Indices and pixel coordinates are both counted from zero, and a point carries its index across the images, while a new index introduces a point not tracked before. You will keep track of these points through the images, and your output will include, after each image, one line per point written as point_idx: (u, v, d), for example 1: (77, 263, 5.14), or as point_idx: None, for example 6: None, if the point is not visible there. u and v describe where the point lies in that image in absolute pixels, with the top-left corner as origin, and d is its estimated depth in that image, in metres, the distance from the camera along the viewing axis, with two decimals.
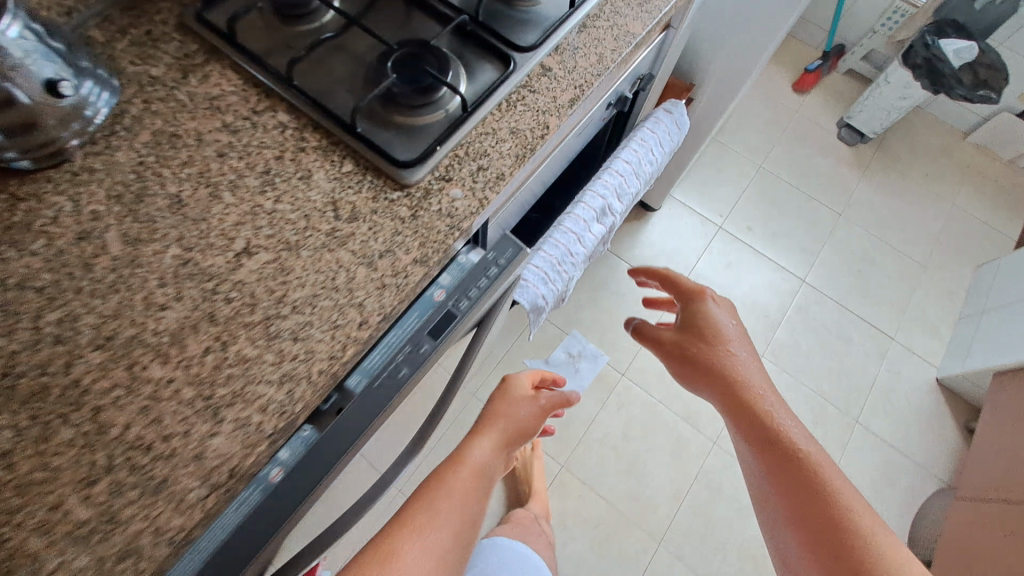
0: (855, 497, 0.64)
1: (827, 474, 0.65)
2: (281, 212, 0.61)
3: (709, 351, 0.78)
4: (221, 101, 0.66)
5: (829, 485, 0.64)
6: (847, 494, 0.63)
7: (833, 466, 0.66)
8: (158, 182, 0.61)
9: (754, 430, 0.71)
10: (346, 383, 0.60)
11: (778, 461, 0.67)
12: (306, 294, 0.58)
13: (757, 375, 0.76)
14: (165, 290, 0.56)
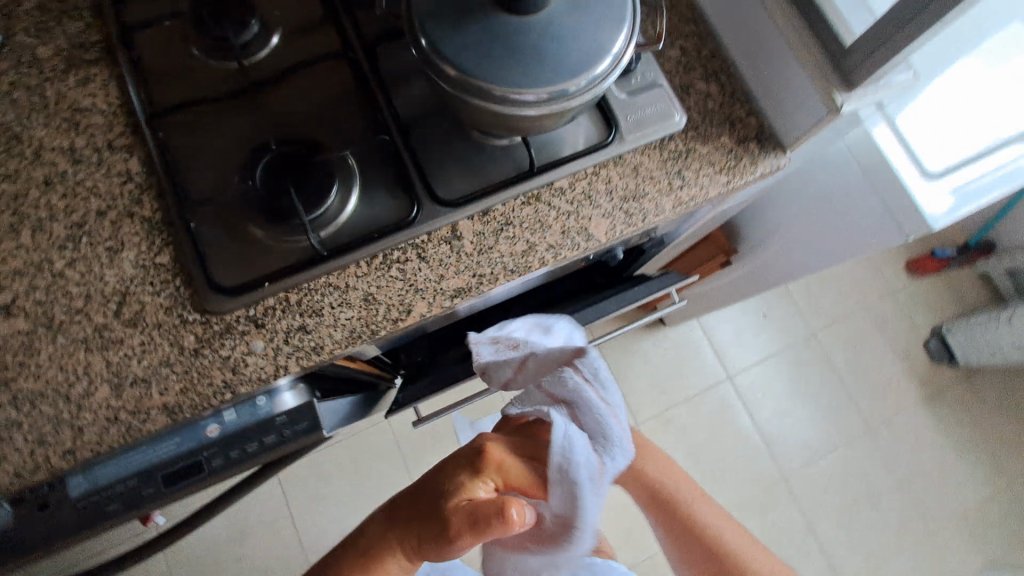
0: (760, 554, 0.57)
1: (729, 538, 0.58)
2: (65, 280, 0.52)
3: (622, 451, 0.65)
4: (83, 115, 0.56)
5: (727, 547, 0.57)
6: (752, 554, 0.57)
7: (735, 531, 0.59)
8: None
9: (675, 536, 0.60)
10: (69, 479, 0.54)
11: (676, 511, 0.61)
12: (35, 390, 0.50)
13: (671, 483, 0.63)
14: None
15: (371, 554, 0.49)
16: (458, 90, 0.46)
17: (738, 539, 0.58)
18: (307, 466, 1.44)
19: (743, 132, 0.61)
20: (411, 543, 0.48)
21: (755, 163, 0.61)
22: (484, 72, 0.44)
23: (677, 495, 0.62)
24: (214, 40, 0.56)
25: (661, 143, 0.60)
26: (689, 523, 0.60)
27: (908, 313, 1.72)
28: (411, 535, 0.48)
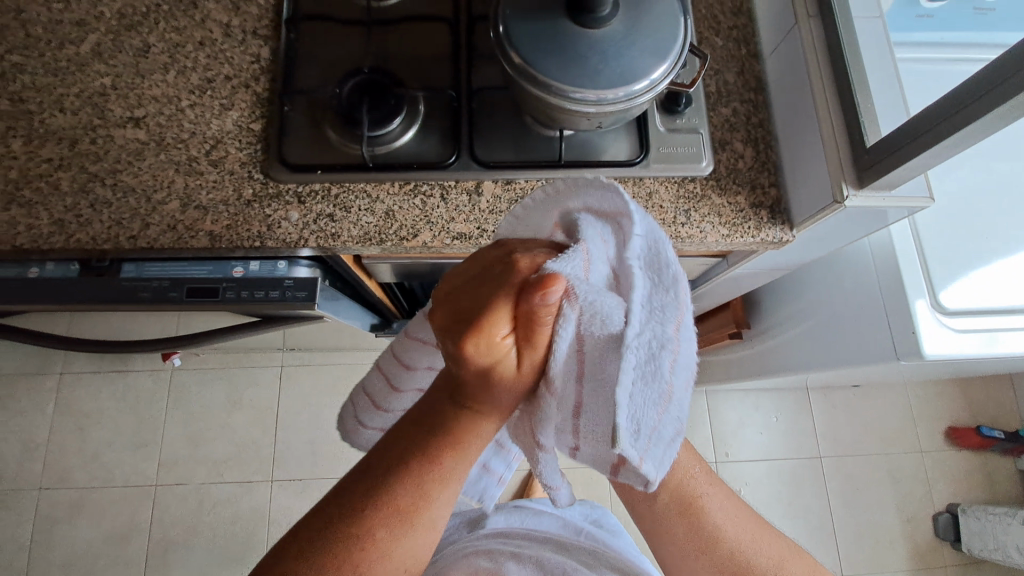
0: (747, 521, 0.52)
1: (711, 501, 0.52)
2: (183, 116, 0.67)
3: None
4: (246, 5, 0.72)
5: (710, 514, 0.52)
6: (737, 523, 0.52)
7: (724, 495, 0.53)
8: (149, 28, 0.71)
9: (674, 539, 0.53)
10: (123, 264, 0.68)
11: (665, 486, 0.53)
12: (129, 184, 0.64)
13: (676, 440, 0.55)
14: (74, 100, 0.68)
15: (444, 425, 0.39)
16: (518, 75, 0.55)
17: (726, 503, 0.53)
18: (308, 374, 1.59)
19: (760, 198, 0.66)
20: (472, 424, 0.39)
21: (760, 227, 0.65)
22: (543, 67, 0.53)
23: None
24: None
25: (681, 181, 0.66)
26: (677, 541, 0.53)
27: (929, 478, 1.60)
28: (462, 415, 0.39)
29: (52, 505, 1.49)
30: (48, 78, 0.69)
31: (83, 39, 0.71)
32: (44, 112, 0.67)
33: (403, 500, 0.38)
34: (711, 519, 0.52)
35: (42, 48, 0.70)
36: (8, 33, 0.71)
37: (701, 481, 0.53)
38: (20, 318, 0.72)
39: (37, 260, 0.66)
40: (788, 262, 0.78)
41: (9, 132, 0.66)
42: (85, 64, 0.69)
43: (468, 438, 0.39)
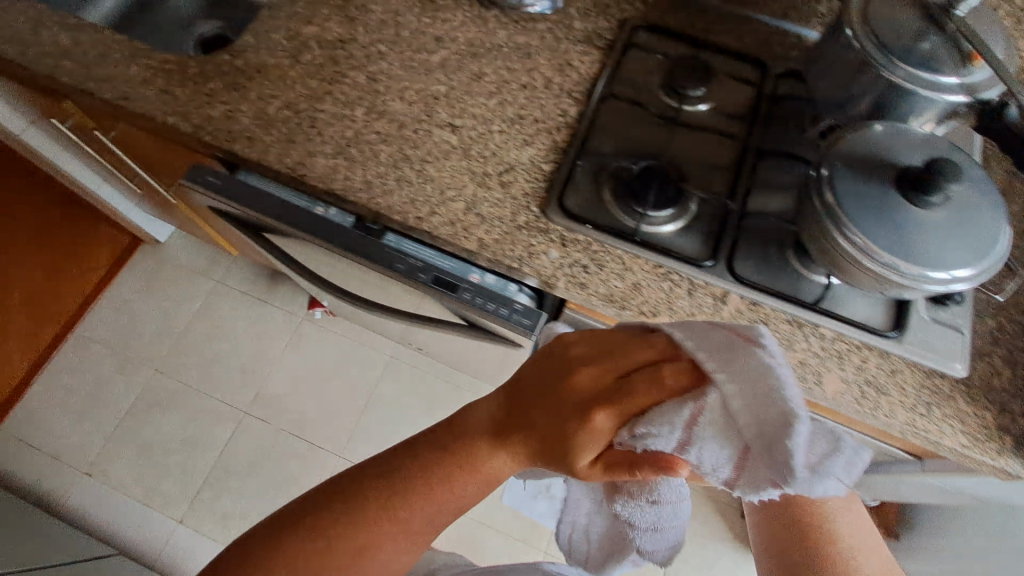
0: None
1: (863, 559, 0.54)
2: (491, 137, 0.77)
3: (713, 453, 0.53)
4: (571, 69, 0.83)
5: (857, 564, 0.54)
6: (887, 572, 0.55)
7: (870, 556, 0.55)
8: (489, 60, 0.83)
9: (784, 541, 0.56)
10: (387, 233, 0.78)
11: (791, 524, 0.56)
12: (431, 175, 0.74)
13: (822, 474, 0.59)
14: (413, 94, 0.80)
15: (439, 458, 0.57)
16: (823, 217, 0.58)
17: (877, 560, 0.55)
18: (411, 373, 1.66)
19: (1009, 423, 0.62)
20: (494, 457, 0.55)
21: (1001, 453, 0.61)
22: (852, 221, 0.56)
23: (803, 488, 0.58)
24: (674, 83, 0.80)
25: (928, 372, 0.65)
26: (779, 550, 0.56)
27: None
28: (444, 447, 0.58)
29: (158, 388, 1.63)
30: (400, 71, 0.82)
31: (436, 50, 0.84)
32: (387, 95, 0.80)
33: (420, 487, 0.55)
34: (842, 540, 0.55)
35: (403, 46, 0.84)
36: (383, 27, 0.85)
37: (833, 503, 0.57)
38: (286, 240, 0.85)
39: (326, 203, 0.78)
40: (996, 494, 0.74)
41: (358, 100, 0.79)
42: (431, 70, 0.82)
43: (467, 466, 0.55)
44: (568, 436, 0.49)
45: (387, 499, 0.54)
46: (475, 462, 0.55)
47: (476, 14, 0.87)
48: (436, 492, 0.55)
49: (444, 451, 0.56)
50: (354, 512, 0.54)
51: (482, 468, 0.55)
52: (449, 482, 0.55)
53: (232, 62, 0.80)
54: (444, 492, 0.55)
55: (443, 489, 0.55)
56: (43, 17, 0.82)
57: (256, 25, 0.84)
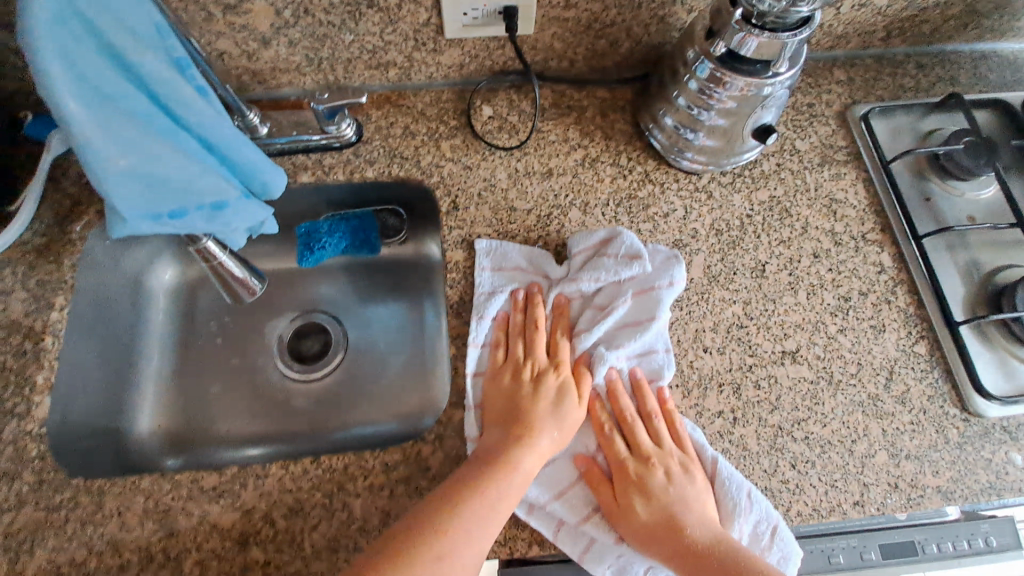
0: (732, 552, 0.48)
1: (695, 532, 0.49)
2: (839, 343, 0.60)
3: (653, 500, 0.51)
4: (840, 208, 0.67)
5: (692, 534, 0.49)
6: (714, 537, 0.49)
7: (699, 515, 0.50)
8: (753, 242, 0.64)
9: (644, 513, 0.50)
10: None
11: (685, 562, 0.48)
12: (823, 435, 0.56)
13: (660, 507, 0.50)
14: (713, 336, 0.60)
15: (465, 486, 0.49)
16: None
17: (698, 523, 0.50)
18: None
19: None
20: (510, 449, 0.51)
21: None
22: None
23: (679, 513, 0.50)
24: (959, 163, 0.66)
25: None
26: (667, 546, 0.49)
27: None
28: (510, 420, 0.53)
29: None
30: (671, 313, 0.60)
31: (689, 258, 0.63)
32: (688, 354, 0.59)
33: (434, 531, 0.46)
34: (704, 539, 0.49)
35: None
36: None
37: (691, 504, 0.51)
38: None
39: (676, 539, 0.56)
40: None
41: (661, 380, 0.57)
42: (705, 290, 0.62)
43: (511, 467, 0.50)
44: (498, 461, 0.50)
45: (484, 472, 0.50)
46: (513, 468, 0.50)
47: (691, 186, 0.67)
48: (479, 504, 0.48)
49: (485, 466, 0.50)
50: (423, 514, 0.48)
51: (541, 445, 0.52)
52: (483, 493, 0.48)
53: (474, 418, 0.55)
54: (504, 481, 0.49)
55: (481, 492, 0.49)
56: (163, 503, 0.52)
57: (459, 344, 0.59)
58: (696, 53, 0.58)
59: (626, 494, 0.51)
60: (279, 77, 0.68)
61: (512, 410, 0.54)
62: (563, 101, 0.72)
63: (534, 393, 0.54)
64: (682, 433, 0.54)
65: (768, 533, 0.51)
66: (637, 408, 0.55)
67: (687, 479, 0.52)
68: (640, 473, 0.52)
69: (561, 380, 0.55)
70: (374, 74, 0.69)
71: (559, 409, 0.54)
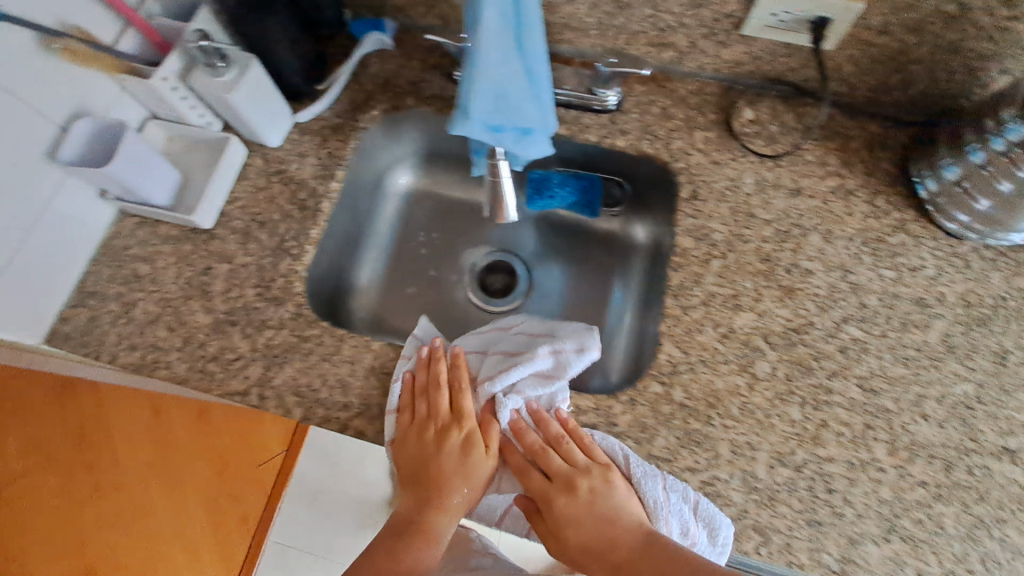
0: (657, 550, 0.49)
1: (611, 530, 0.52)
2: None
3: (561, 523, 0.54)
4: None
5: (611, 533, 0.52)
6: (626, 531, 0.51)
7: (625, 520, 0.52)
8: (1006, 326, 0.60)
9: (570, 525, 0.53)
10: None
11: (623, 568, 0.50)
12: None
13: (575, 514, 0.53)
14: (936, 407, 0.57)
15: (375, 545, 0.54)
16: None
17: (624, 530, 0.52)
18: None
19: None
20: (428, 517, 0.54)
21: None
22: None
23: (602, 525, 0.52)
24: None
25: None
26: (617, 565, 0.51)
27: None
28: (420, 493, 0.56)
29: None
30: (899, 369, 0.58)
31: (929, 321, 0.60)
32: (904, 415, 0.57)
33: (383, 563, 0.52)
34: (636, 552, 0.50)
35: (879, 323, 0.61)
36: (838, 297, 0.62)
37: (603, 504, 0.53)
38: None
39: None
40: None
41: (868, 431, 0.57)
42: (938, 358, 0.59)
43: (428, 530, 0.54)
44: (416, 532, 0.53)
45: (410, 543, 0.53)
46: (436, 537, 0.54)
47: (948, 248, 0.63)
48: (411, 560, 0.52)
49: (393, 537, 0.54)
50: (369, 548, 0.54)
51: (439, 506, 0.54)
52: (416, 551, 0.52)
53: (670, 399, 0.58)
54: (409, 553, 0.52)
55: (409, 559, 0.52)
56: (387, 367, 0.61)
57: (669, 324, 0.61)
58: (1002, 121, 0.53)
59: (540, 511, 0.56)
60: (566, 33, 0.73)
61: (419, 470, 0.57)
62: (831, 125, 0.70)
63: (439, 450, 0.57)
64: (590, 447, 0.56)
65: (687, 505, 0.53)
66: (547, 432, 0.56)
67: (610, 491, 0.53)
68: (564, 480, 0.54)
69: (463, 435, 0.57)
70: (651, 51, 0.72)
71: (467, 459, 0.56)
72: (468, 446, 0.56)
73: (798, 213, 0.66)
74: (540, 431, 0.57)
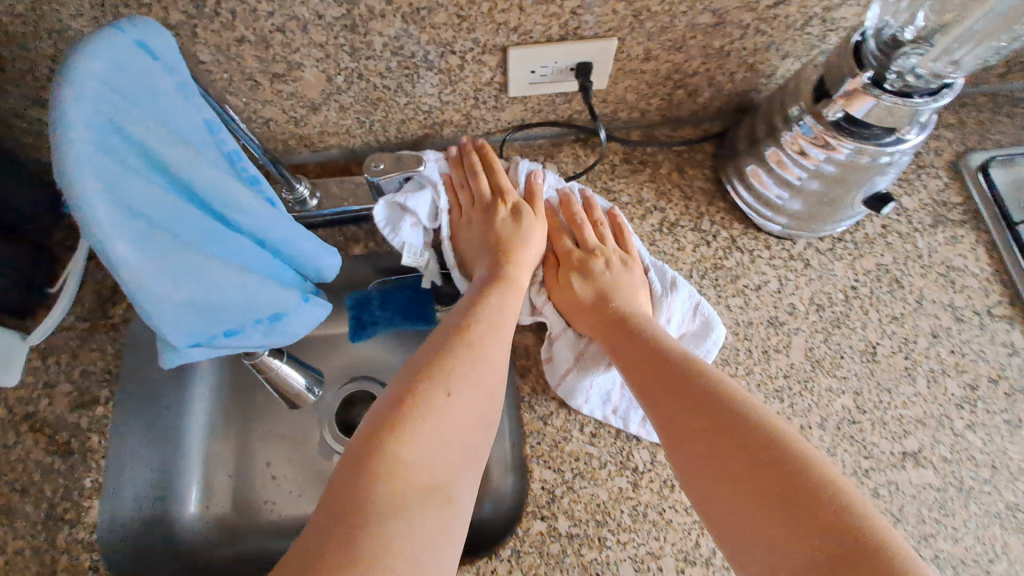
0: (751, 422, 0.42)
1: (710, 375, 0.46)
2: (969, 442, 0.53)
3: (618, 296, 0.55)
4: (959, 277, 0.58)
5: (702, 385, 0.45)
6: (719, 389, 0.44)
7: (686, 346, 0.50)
8: (860, 320, 0.57)
9: (636, 341, 0.50)
10: None
11: (687, 419, 0.44)
12: (955, 554, 0.49)
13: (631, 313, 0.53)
14: (823, 436, 0.53)
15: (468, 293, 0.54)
16: None
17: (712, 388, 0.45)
18: None
19: None
20: (500, 273, 0.54)
21: None
22: None
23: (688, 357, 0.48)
24: None
25: None
26: (599, 320, 0.54)
27: None
28: (485, 218, 0.59)
29: None
30: (773, 404, 0.54)
31: (787, 340, 0.56)
32: None
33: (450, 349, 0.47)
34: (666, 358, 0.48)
35: (743, 361, 0.55)
36: None
37: (618, 257, 0.58)
38: None
39: None
40: None
41: None
42: (809, 378, 0.54)
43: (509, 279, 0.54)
44: (490, 203, 0.59)
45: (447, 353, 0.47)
46: (511, 285, 0.54)
47: (784, 253, 0.60)
48: (482, 323, 0.49)
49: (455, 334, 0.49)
50: (430, 356, 0.47)
51: (516, 276, 0.55)
52: (480, 303, 0.51)
53: (556, 532, 0.50)
54: (484, 313, 0.50)
55: (472, 315, 0.50)
56: None
57: (533, 442, 0.53)
58: (795, 116, 0.52)
59: (566, 276, 0.58)
60: (328, 140, 0.63)
61: (488, 233, 0.58)
62: (635, 155, 0.65)
63: (490, 215, 0.59)
64: (628, 240, 0.59)
65: (667, 285, 0.56)
66: (587, 217, 0.60)
67: (626, 271, 0.57)
68: (583, 260, 0.58)
69: (513, 206, 0.59)
70: (428, 131, 0.64)
71: (521, 224, 0.58)
72: (534, 210, 0.60)
73: None
74: (587, 213, 0.60)
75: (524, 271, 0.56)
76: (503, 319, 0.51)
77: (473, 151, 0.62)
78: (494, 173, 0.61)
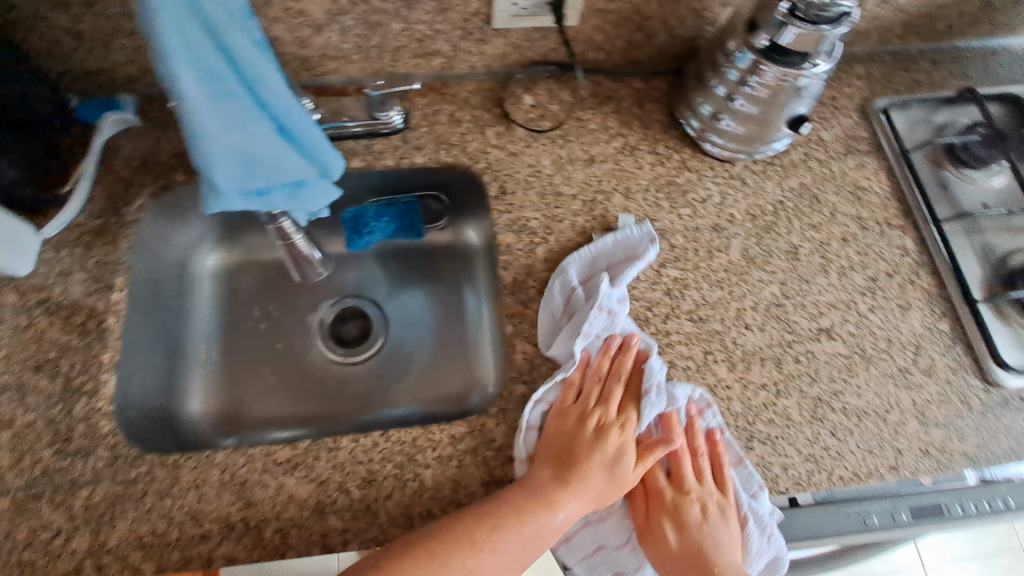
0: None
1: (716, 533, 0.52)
2: (870, 321, 0.64)
3: (686, 510, 0.53)
4: (864, 195, 0.70)
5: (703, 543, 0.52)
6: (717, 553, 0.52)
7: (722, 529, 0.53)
8: (786, 228, 0.68)
9: (685, 536, 0.52)
10: None
11: None
12: (859, 405, 0.60)
13: (710, 542, 0.52)
14: (755, 316, 0.63)
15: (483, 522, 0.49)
16: None
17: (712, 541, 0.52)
18: None
19: None
20: (556, 490, 0.51)
21: None
22: None
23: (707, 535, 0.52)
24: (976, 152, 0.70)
25: None
26: (676, 555, 0.52)
27: None
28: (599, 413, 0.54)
29: None
30: (716, 292, 0.64)
31: (727, 242, 0.67)
32: (733, 331, 0.62)
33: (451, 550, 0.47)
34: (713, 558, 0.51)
35: (692, 257, 0.65)
36: None
37: (707, 490, 0.54)
38: None
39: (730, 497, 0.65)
40: None
41: (709, 357, 0.60)
42: (744, 272, 0.65)
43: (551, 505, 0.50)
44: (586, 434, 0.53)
45: (452, 550, 0.47)
46: (555, 508, 0.50)
47: (726, 173, 0.71)
48: (503, 540, 0.48)
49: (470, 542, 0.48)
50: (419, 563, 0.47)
51: (589, 491, 0.51)
52: (501, 544, 0.48)
53: (536, 393, 0.58)
54: (513, 533, 0.48)
55: (494, 531, 0.48)
56: (239, 476, 0.54)
57: (515, 322, 0.61)
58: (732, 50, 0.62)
59: (658, 523, 0.52)
60: (327, 64, 0.69)
61: (566, 446, 0.53)
62: (601, 92, 0.74)
63: (593, 441, 0.53)
64: (728, 482, 0.54)
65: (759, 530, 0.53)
66: (686, 444, 0.55)
67: (723, 524, 0.53)
68: (677, 504, 0.53)
69: (623, 440, 0.53)
70: (419, 62, 0.71)
71: (606, 443, 0.53)
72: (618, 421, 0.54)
73: (597, 179, 0.69)
74: (688, 439, 0.56)
75: (592, 483, 0.51)
76: (538, 534, 0.49)
77: (615, 386, 0.56)
78: (593, 381, 0.56)
